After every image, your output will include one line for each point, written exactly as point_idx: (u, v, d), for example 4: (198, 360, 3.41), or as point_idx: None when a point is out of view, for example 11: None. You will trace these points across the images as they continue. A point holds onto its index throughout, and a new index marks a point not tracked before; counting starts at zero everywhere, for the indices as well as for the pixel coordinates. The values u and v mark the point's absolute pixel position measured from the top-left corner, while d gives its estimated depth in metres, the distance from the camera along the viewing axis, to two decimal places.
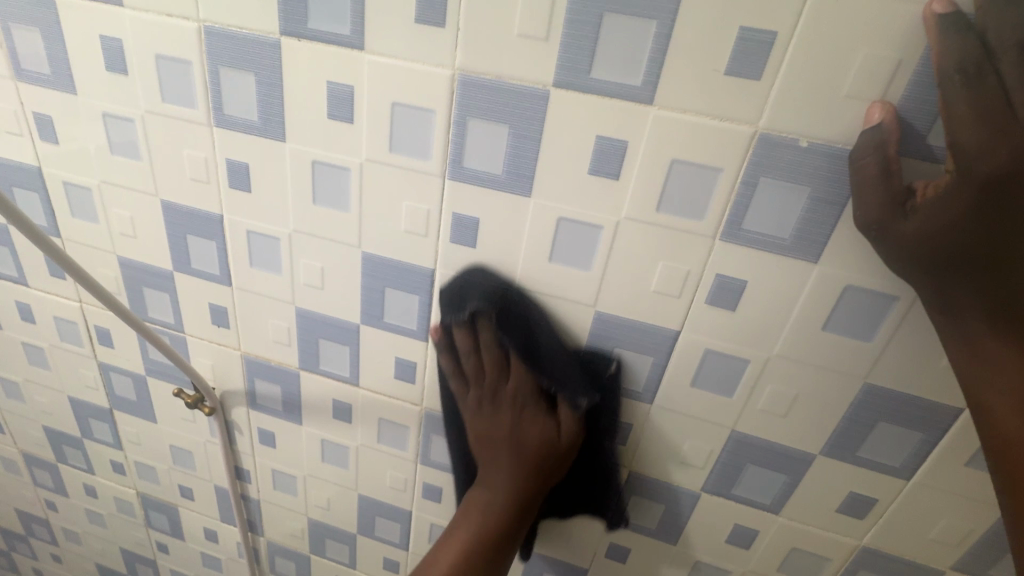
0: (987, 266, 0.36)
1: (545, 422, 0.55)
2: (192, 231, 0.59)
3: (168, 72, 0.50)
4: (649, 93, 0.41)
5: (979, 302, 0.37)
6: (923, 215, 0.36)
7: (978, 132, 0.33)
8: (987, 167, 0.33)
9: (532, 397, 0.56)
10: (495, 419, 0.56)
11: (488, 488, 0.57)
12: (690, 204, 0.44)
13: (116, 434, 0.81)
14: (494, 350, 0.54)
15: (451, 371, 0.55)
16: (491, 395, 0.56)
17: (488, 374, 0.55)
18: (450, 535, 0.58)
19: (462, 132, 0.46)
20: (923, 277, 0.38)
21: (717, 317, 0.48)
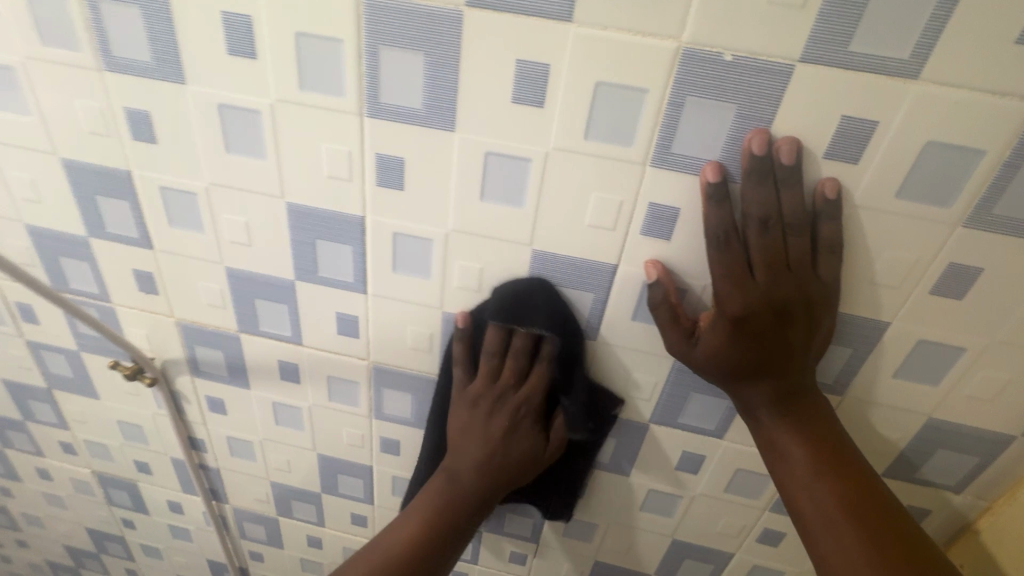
0: (794, 320, 0.45)
1: (537, 442, 0.57)
2: (101, 191, 0.54)
3: (41, 9, 0.45)
4: (567, 9, 0.38)
5: (786, 351, 0.47)
6: (749, 289, 0.44)
7: (776, 237, 0.43)
8: (785, 254, 0.44)
9: (534, 420, 0.57)
10: (486, 423, 0.55)
11: (457, 468, 0.56)
12: (618, 130, 0.42)
13: (59, 414, 0.78)
14: (518, 352, 0.54)
15: (461, 359, 0.55)
16: (498, 407, 0.55)
17: (500, 378, 0.55)
18: (406, 514, 0.55)
19: (375, 63, 0.42)
20: (751, 334, 0.46)
21: (653, 247, 0.47)
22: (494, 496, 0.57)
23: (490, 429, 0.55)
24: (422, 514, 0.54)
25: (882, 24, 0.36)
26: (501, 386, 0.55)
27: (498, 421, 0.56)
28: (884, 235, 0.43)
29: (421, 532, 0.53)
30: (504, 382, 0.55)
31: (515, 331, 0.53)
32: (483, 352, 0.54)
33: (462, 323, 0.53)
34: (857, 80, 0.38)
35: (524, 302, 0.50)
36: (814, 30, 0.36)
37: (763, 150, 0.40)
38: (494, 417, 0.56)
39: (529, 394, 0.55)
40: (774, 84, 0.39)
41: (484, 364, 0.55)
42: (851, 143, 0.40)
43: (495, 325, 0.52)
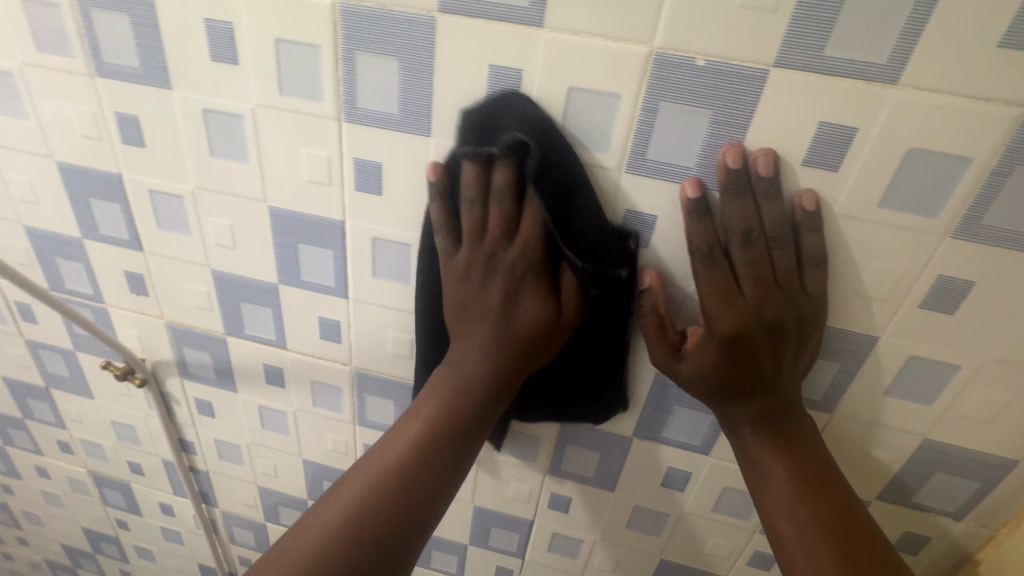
0: (784, 339, 0.44)
1: (547, 300, 0.46)
2: (94, 193, 0.56)
3: (38, 17, 0.47)
4: (538, 14, 0.38)
5: (774, 369, 0.45)
6: (737, 308, 0.42)
7: (763, 251, 0.42)
8: (772, 270, 0.42)
9: (534, 283, 0.46)
10: (482, 295, 0.46)
11: (459, 362, 0.48)
12: (592, 136, 0.42)
13: (56, 413, 0.80)
14: (502, 193, 0.43)
15: (444, 221, 0.45)
16: (490, 267, 0.45)
17: (488, 237, 0.44)
18: (392, 438, 0.48)
19: (352, 69, 0.43)
20: (741, 353, 0.44)
21: (631, 255, 0.47)
22: (499, 394, 0.48)
23: (485, 297, 0.46)
24: (400, 449, 0.46)
25: (857, 27, 0.35)
26: (490, 246, 0.44)
27: (492, 299, 0.46)
28: (870, 246, 0.42)
29: (414, 450, 0.46)
30: (491, 240, 0.44)
31: (497, 164, 0.42)
32: (464, 202, 0.43)
33: (435, 175, 0.44)
34: (834, 85, 0.37)
35: (494, 135, 0.41)
36: (788, 34, 0.36)
37: (739, 163, 0.39)
38: (488, 285, 0.46)
39: (522, 250, 0.44)
40: (749, 89, 0.38)
41: (469, 219, 0.44)
42: (830, 149, 0.39)
43: (467, 161, 0.42)
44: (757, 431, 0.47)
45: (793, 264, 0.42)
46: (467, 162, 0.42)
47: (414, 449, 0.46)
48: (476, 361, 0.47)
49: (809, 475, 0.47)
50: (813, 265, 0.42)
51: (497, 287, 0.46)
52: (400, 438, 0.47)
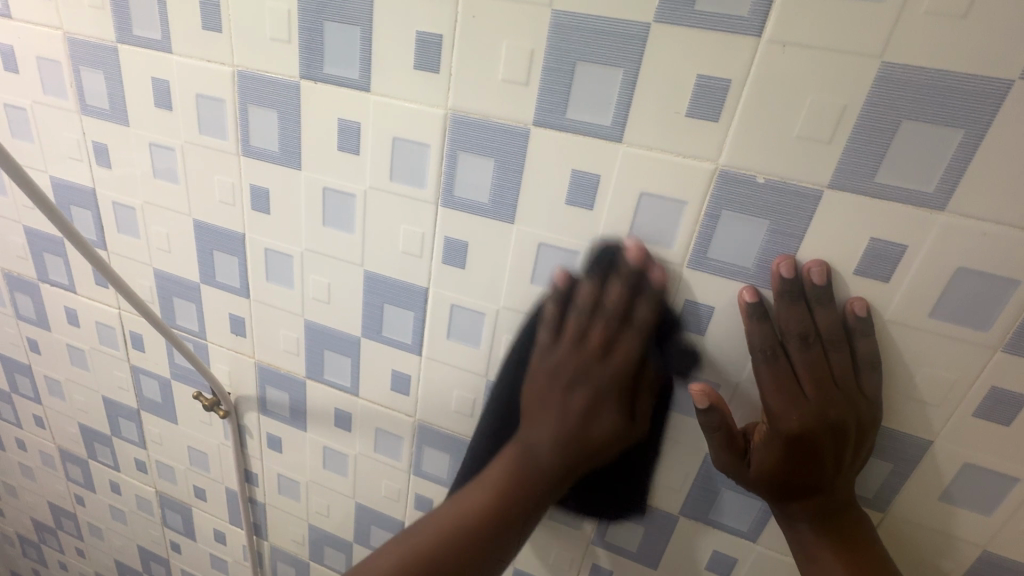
0: (844, 435, 0.46)
1: (621, 422, 0.52)
2: (218, 247, 0.65)
3: (205, 108, 0.58)
4: (618, 132, 0.45)
5: (833, 462, 0.47)
6: (798, 406, 0.45)
7: (818, 352, 0.45)
8: (828, 369, 0.45)
9: (614, 404, 0.51)
10: (566, 398, 0.51)
11: (531, 444, 0.53)
12: (658, 234, 0.47)
13: (141, 433, 0.88)
14: (610, 312, 0.49)
15: (551, 321, 0.51)
16: (577, 381, 0.51)
17: (586, 345, 0.50)
18: (473, 489, 0.54)
19: (453, 165, 0.51)
20: (802, 447, 0.46)
21: (687, 340, 0.51)
22: (565, 477, 0.54)
23: (570, 405, 0.51)
24: (476, 501, 0.53)
25: (905, 161, 0.39)
26: (584, 355, 0.50)
27: (579, 405, 0.51)
28: (925, 353, 0.44)
29: (490, 505, 0.53)
30: (590, 351, 0.50)
31: (618, 279, 0.48)
32: (573, 308, 0.49)
33: (560, 281, 0.49)
34: (884, 208, 0.41)
35: (613, 266, 0.48)
36: (841, 162, 0.41)
37: (792, 273, 0.44)
38: (575, 393, 0.51)
39: (618, 369, 0.50)
40: (804, 205, 0.43)
41: (575, 325, 0.50)
42: (882, 262, 0.42)
43: (587, 281, 0.49)
44: (814, 528, 0.49)
45: (849, 364, 0.45)
46: (587, 280, 0.49)
47: (480, 513, 0.53)
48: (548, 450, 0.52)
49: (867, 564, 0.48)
50: (867, 365, 0.45)
51: (579, 401, 0.51)
52: (479, 489, 0.54)
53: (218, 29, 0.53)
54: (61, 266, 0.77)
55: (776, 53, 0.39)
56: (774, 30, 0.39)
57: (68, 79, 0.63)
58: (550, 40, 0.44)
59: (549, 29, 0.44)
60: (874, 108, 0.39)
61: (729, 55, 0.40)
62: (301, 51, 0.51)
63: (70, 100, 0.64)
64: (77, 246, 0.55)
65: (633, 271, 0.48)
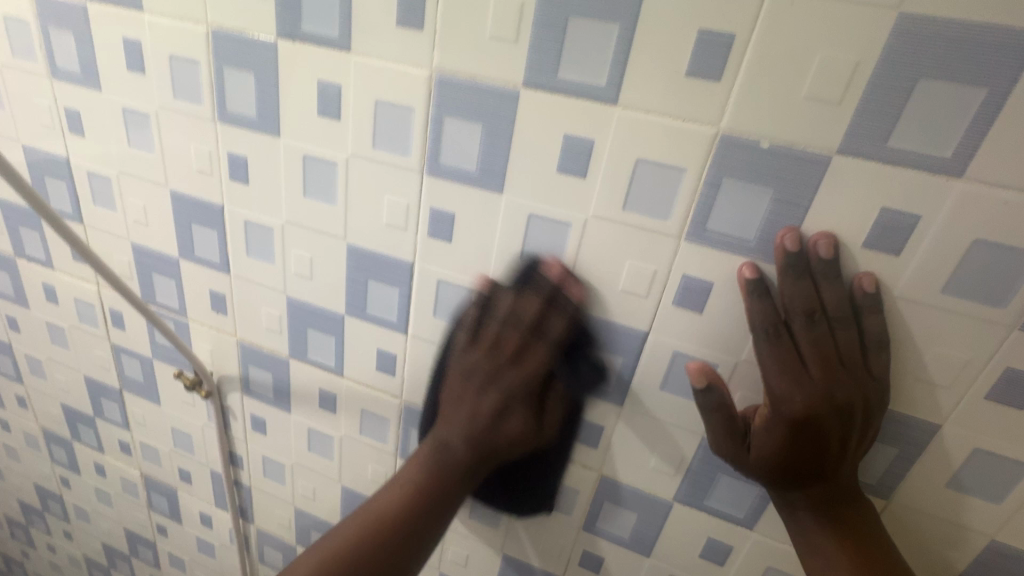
0: (848, 417, 0.43)
1: (530, 424, 0.55)
2: (197, 219, 0.63)
3: (179, 71, 0.55)
4: (613, 94, 0.42)
5: (837, 447, 0.44)
6: (802, 388, 0.43)
7: (823, 331, 0.42)
8: (832, 348, 0.43)
9: (523, 409, 0.55)
10: (478, 398, 0.55)
11: (444, 439, 0.56)
12: (655, 203, 0.44)
13: (124, 414, 0.85)
14: (528, 323, 0.51)
15: (471, 324, 0.54)
16: (491, 379, 0.54)
17: (496, 348, 0.53)
18: (390, 486, 0.56)
19: (439, 130, 0.48)
20: (807, 432, 0.44)
21: (685, 319, 0.48)
22: (477, 472, 0.57)
23: (481, 403, 0.55)
24: (398, 492, 0.55)
25: (921, 123, 0.36)
26: (497, 362, 0.53)
27: (487, 402, 0.54)
28: (935, 332, 0.41)
29: (402, 503, 0.54)
30: (501, 357, 0.53)
31: (555, 311, 0.51)
32: (493, 318, 0.53)
33: (481, 287, 0.52)
34: (898, 174, 0.38)
35: (535, 282, 0.50)
36: (853, 125, 0.38)
37: (797, 246, 0.41)
38: (487, 389, 0.54)
39: (527, 374, 0.53)
40: (811, 171, 0.40)
41: (497, 335, 0.53)
42: (894, 235, 0.40)
43: (508, 294, 0.52)
44: (818, 517, 0.47)
45: (853, 343, 0.42)
46: (530, 292, 0.51)
47: (402, 503, 0.54)
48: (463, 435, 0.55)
49: (872, 551, 0.46)
50: (872, 343, 0.42)
51: (506, 421, 0.55)
52: (394, 488, 0.55)
53: None
54: (38, 240, 0.74)
55: (784, 3, 0.36)
56: None
57: (36, 40, 0.59)
58: None
59: None
60: (890, 65, 0.36)
61: (734, 6, 0.37)
62: (277, 8, 0.48)
63: (39, 63, 0.61)
64: (30, 201, 0.49)
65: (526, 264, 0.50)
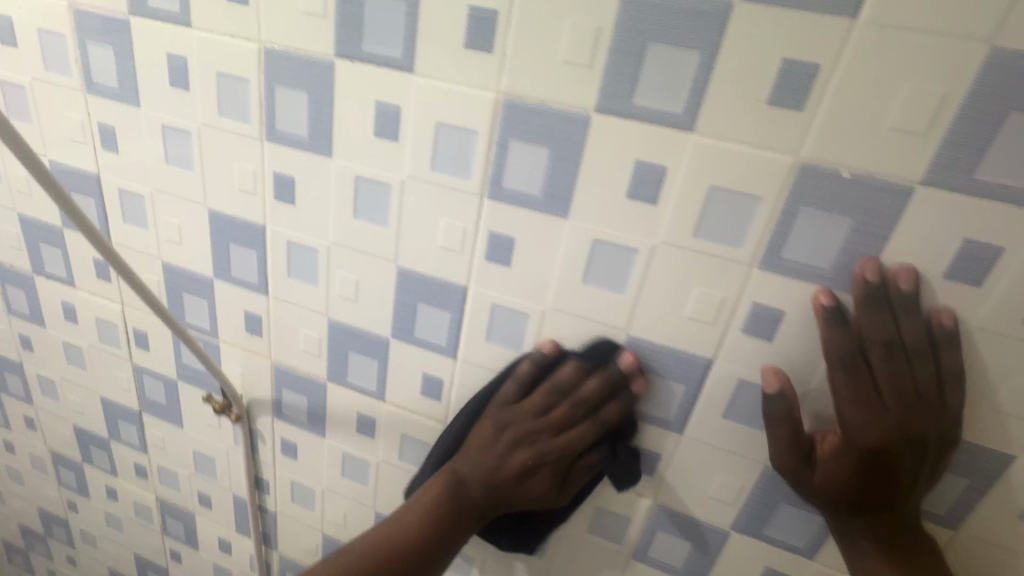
0: (920, 451, 0.43)
1: (555, 486, 0.54)
2: (235, 239, 0.61)
3: (226, 89, 0.53)
4: (690, 121, 0.42)
5: (905, 480, 0.44)
6: (876, 420, 0.43)
7: (901, 364, 0.42)
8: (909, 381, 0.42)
9: (549, 475, 0.54)
10: (506, 448, 0.53)
11: (463, 476, 0.54)
12: (728, 231, 0.44)
13: (142, 437, 0.82)
14: (581, 397, 0.52)
15: (523, 377, 0.53)
16: (527, 438, 0.53)
17: (535, 401, 0.53)
18: (410, 504, 0.55)
19: (503, 154, 0.47)
20: (878, 465, 0.44)
21: (752, 347, 0.47)
22: (485, 516, 0.56)
23: (511, 458, 0.53)
24: (416, 511, 0.54)
25: (1008, 156, 0.37)
26: (534, 419, 0.53)
27: (518, 455, 0.53)
28: (1011, 364, 0.41)
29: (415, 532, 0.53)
30: (547, 423, 0.52)
31: (597, 373, 0.51)
32: (552, 376, 0.52)
33: (547, 349, 0.52)
34: (982, 206, 0.38)
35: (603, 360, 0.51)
36: (937, 157, 0.38)
37: (877, 277, 0.41)
38: (520, 446, 0.53)
39: (567, 444, 0.52)
40: (892, 202, 0.40)
41: (544, 397, 0.53)
42: (975, 265, 0.40)
43: (574, 363, 0.51)
44: (881, 547, 0.47)
45: (930, 376, 0.42)
46: (575, 360, 0.52)
47: (419, 524, 0.54)
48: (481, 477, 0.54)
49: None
50: (947, 376, 0.42)
51: (517, 459, 0.53)
52: (416, 505, 0.54)
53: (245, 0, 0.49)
54: (59, 258, 0.72)
55: (873, 36, 0.36)
56: (873, 11, 0.36)
57: (72, 54, 0.57)
58: (618, 17, 0.40)
59: (619, 4, 0.40)
60: (979, 98, 0.36)
61: (821, 37, 0.37)
62: (337, 28, 0.47)
63: (74, 77, 0.59)
64: (88, 234, 0.48)
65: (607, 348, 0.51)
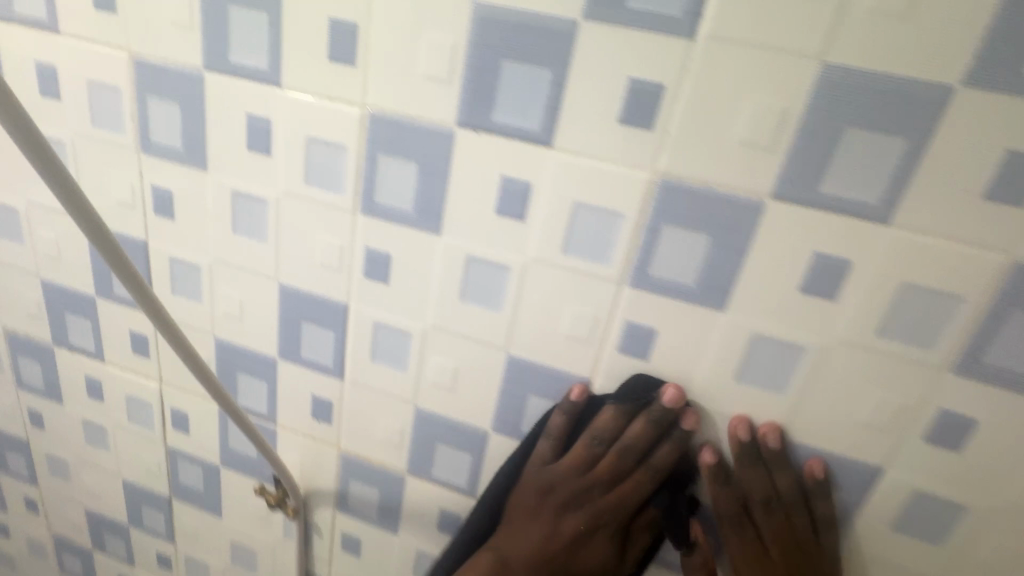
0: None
1: (611, 553, 0.52)
2: (310, 318, 0.53)
3: (317, 155, 0.47)
4: (888, 211, 0.37)
5: None
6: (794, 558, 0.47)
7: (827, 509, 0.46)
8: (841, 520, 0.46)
9: (607, 534, 0.51)
10: (554, 520, 0.51)
11: (513, 552, 0.51)
12: (920, 333, 0.39)
13: (170, 525, 0.73)
14: (648, 464, 0.48)
15: (557, 435, 0.48)
16: (573, 507, 0.50)
17: (587, 475, 0.49)
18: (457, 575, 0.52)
19: (653, 239, 0.41)
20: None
21: (933, 455, 0.42)
22: None
23: (560, 529, 0.51)
24: None
25: None
26: (588, 481, 0.49)
27: (567, 523, 0.51)
28: None
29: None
30: (595, 478, 0.49)
31: (664, 440, 0.47)
32: (584, 432, 0.48)
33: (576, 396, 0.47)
34: None
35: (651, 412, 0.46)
36: None
37: (747, 437, 0.45)
38: (566, 517, 0.51)
39: (620, 501, 0.49)
40: None
41: (583, 449, 0.48)
42: None
43: (615, 409, 0.47)
44: None
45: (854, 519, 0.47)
46: (611, 403, 0.47)
47: None
48: (535, 547, 0.51)
49: None
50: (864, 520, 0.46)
51: (568, 525, 0.51)
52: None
53: (351, 60, 0.43)
54: (88, 330, 0.63)
55: None
56: None
57: (127, 110, 0.50)
58: (813, 99, 0.35)
59: (816, 83, 0.35)
60: None
61: None
62: (463, 95, 0.41)
63: (127, 135, 0.51)
64: (171, 340, 0.41)
65: (662, 411, 0.46)
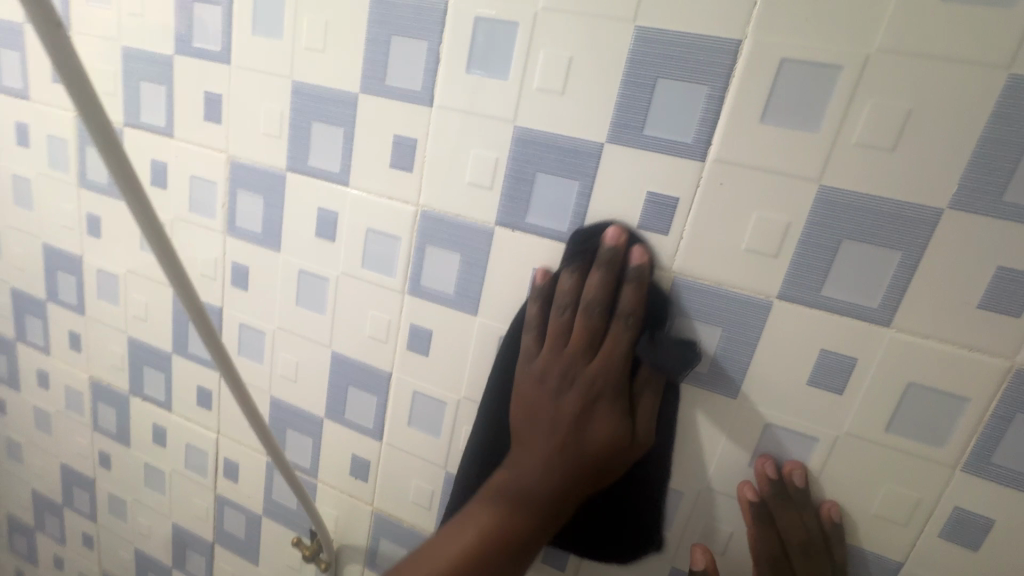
0: None
1: (619, 428, 0.46)
2: (356, 382, 0.59)
3: (374, 243, 0.54)
4: (888, 316, 0.40)
5: None
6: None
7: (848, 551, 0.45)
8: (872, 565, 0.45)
9: (608, 402, 0.46)
10: (553, 403, 0.47)
11: (519, 473, 0.47)
12: (929, 430, 0.41)
13: (209, 570, 0.77)
14: (623, 312, 0.45)
15: (533, 321, 0.48)
16: (567, 383, 0.46)
17: (569, 347, 0.46)
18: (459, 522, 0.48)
19: (669, 330, 0.46)
20: None
21: (952, 554, 0.43)
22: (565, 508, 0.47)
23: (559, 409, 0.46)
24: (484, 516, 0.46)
25: None
26: (568, 359, 0.46)
27: (566, 401, 0.46)
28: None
29: (475, 543, 0.46)
30: (573, 350, 0.46)
31: (625, 282, 0.44)
32: (554, 307, 0.46)
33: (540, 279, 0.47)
34: None
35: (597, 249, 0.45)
36: None
37: (776, 474, 0.45)
38: (563, 396, 0.46)
39: (608, 363, 0.45)
40: None
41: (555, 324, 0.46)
42: None
43: (570, 272, 0.46)
44: None
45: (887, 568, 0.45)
46: (567, 271, 0.46)
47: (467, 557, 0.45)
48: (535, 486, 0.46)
49: None
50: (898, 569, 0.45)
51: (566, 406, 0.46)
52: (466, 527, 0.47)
53: (409, 168, 0.50)
54: (161, 382, 0.70)
55: None
56: None
57: (220, 199, 0.59)
58: (811, 215, 0.40)
59: (813, 203, 0.40)
60: None
61: None
62: (502, 199, 0.48)
63: (217, 219, 0.60)
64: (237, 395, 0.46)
65: (613, 251, 0.44)
